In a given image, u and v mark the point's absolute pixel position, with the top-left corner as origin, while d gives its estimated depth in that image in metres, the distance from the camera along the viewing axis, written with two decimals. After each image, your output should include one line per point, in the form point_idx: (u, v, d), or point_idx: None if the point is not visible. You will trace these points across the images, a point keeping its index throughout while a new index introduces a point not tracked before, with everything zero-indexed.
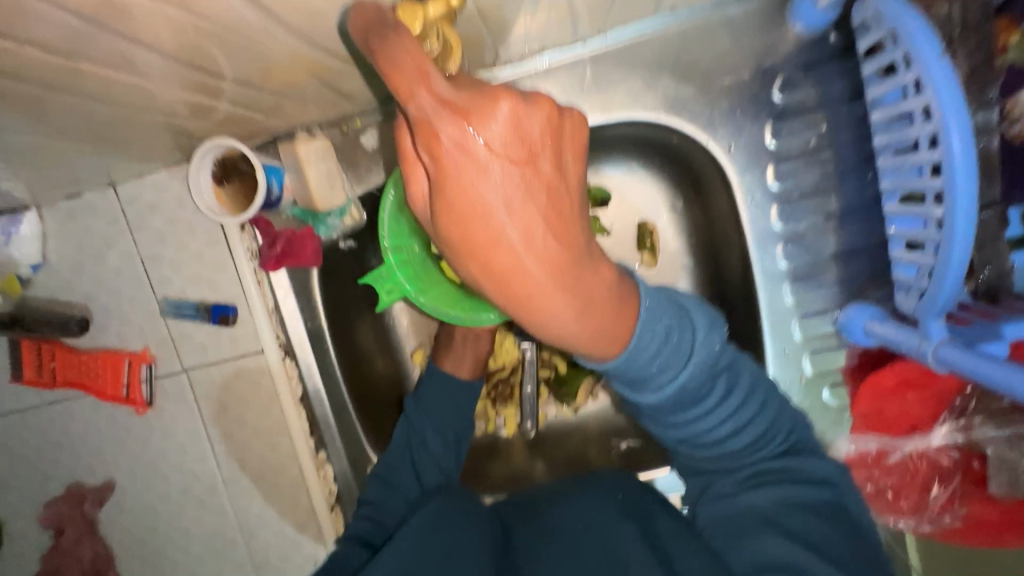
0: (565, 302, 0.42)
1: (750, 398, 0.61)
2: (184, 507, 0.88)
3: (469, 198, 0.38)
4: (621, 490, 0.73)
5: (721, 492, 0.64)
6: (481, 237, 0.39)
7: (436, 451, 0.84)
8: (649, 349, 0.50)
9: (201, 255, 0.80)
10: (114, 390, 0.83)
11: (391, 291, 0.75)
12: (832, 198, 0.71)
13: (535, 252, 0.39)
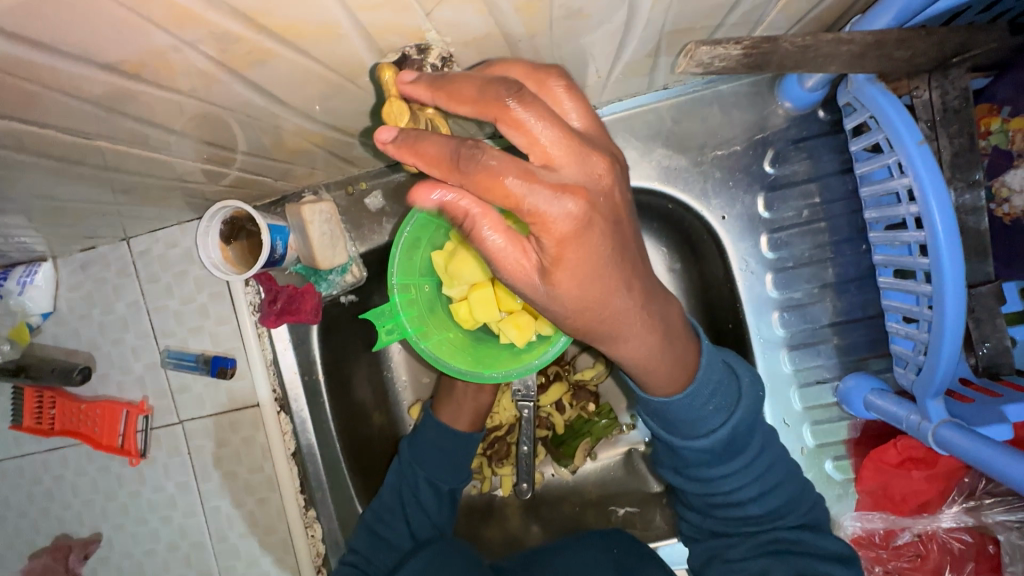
0: (647, 333, 0.52)
1: (777, 466, 0.63)
2: (169, 563, 0.86)
3: (575, 265, 0.43)
4: (615, 544, 0.82)
5: (731, 564, 0.63)
6: (595, 300, 0.46)
7: (429, 512, 0.85)
8: (704, 396, 0.58)
9: (205, 308, 0.82)
10: (110, 440, 0.83)
11: (391, 330, 0.71)
12: (828, 268, 0.71)
13: (629, 296, 0.48)
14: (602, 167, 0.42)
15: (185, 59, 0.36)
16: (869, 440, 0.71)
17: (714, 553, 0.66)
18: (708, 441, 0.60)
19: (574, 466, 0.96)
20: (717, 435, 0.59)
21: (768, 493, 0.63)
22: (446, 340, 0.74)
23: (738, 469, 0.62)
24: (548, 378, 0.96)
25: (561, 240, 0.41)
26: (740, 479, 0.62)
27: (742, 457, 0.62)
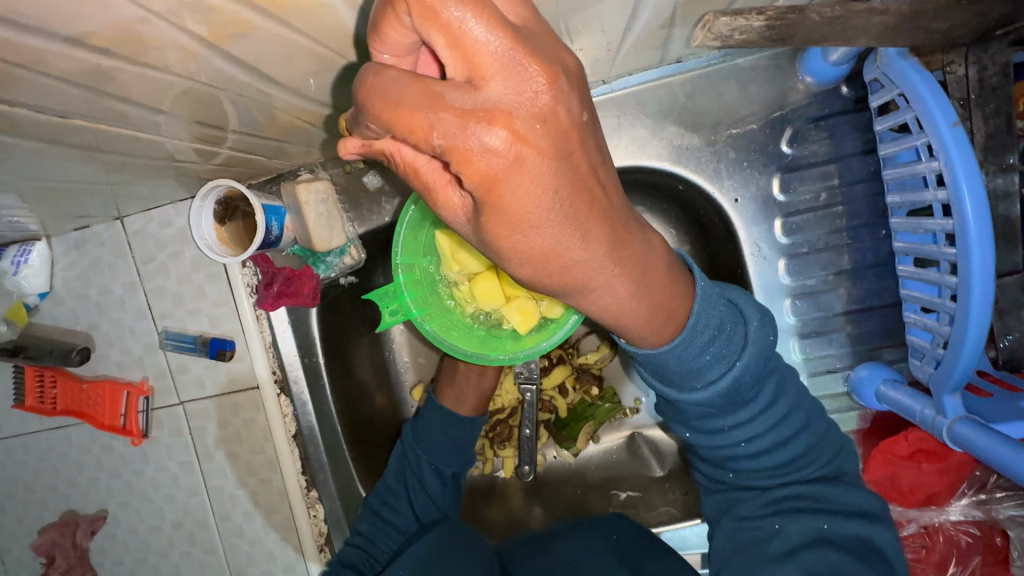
0: (623, 283, 0.44)
1: (791, 417, 0.60)
2: (174, 540, 0.87)
3: (514, 208, 0.35)
4: (616, 531, 0.82)
5: (746, 524, 0.62)
6: (543, 248, 0.39)
7: (432, 492, 0.85)
8: (701, 347, 0.53)
9: (202, 289, 0.80)
10: (112, 420, 0.83)
11: (394, 312, 0.69)
12: (844, 254, 0.68)
13: (590, 247, 0.40)
14: (561, 63, 0.33)
15: (158, 32, 0.34)
16: (878, 432, 0.70)
17: (729, 504, 0.65)
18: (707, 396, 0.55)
19: (576, 449, 0.96)
20: (717, 388, 0.55)
21: (780, 441, 0.60)
22: (451, 322, 0.72)
23: (745, 419, 0.59)
24: (551, 361, 0.95)
25: (493, 182, 0.34)
26: (748, 427, 0.59)
27: (746, 410, 0.58)
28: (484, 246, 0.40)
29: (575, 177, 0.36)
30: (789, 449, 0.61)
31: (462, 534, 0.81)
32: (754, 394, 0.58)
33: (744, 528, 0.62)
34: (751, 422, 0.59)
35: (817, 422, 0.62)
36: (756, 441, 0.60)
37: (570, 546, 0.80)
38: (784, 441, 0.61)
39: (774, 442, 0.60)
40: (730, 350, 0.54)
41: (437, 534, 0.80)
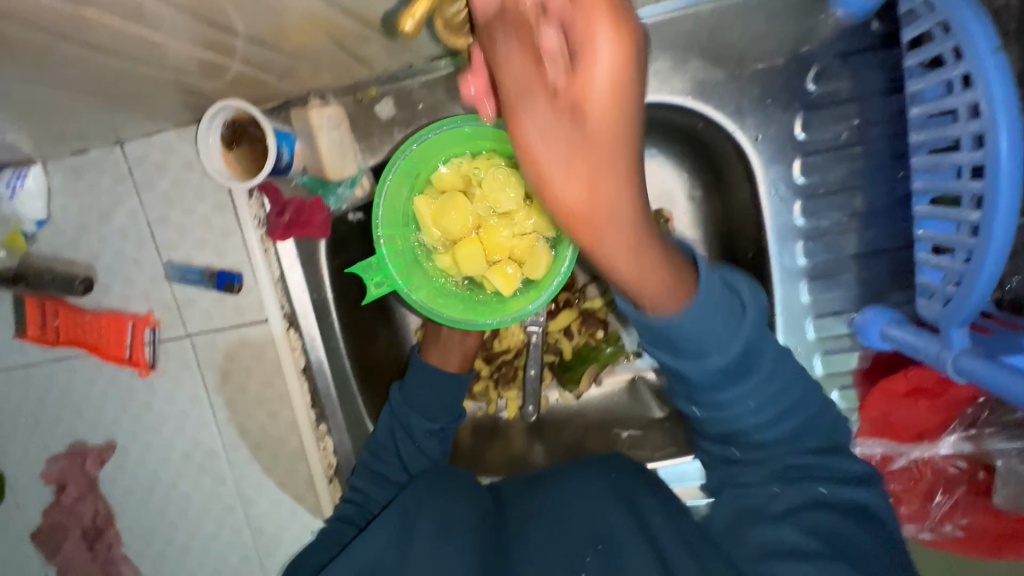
0: (632, 244, 0.43)
1: (788, 390, 0.60)
2: (183, 471, 0.88)
3: (557, 94, 0.37)
4: (613, 470, 0.72)
5: (745, 491, 0.62)
6: (565, 160, 0.38)
7: (421, 441, 0.83)
8: (709, 313, 0.52)
9: (207, 220, 0.79)
10: (118, 351, 0.83)
11: (381, 283, 0.70)
12: (859, 197, 0.68)
13: (609, 189, 0.39)
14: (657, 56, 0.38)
15: None
16: (878, 371, 0.72)
17: (727, 478, 0.64)
18: (709, 360, 0.54)
19: (579, 391, 0.98)
20: (731, 355, 0.54)
21: (782, 415, 0.60)
22: (437, 290, 0.73)
23: (751, 383, 0.58)
24: (557, 305, 0.96)
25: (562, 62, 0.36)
26: (751, 396, 0.58)
27: (749, 380, 0.57)
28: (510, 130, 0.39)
29: (627, 129, 0.38)
30: (792, 423, 0.61)
31: (447, 465, 0.79)
32: (758, 363, 0.58)
33: (744, 494, 0.62)
34: (755, 392, 0.58)
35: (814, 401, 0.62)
36: (758, 413, 0.60)
37: (563, 484, 0.73)
38: (789, 416, 0.61)
39: (780, 415, 0.60)
40: (733, 323, 0.54)
41: (426, 472, 0.77)
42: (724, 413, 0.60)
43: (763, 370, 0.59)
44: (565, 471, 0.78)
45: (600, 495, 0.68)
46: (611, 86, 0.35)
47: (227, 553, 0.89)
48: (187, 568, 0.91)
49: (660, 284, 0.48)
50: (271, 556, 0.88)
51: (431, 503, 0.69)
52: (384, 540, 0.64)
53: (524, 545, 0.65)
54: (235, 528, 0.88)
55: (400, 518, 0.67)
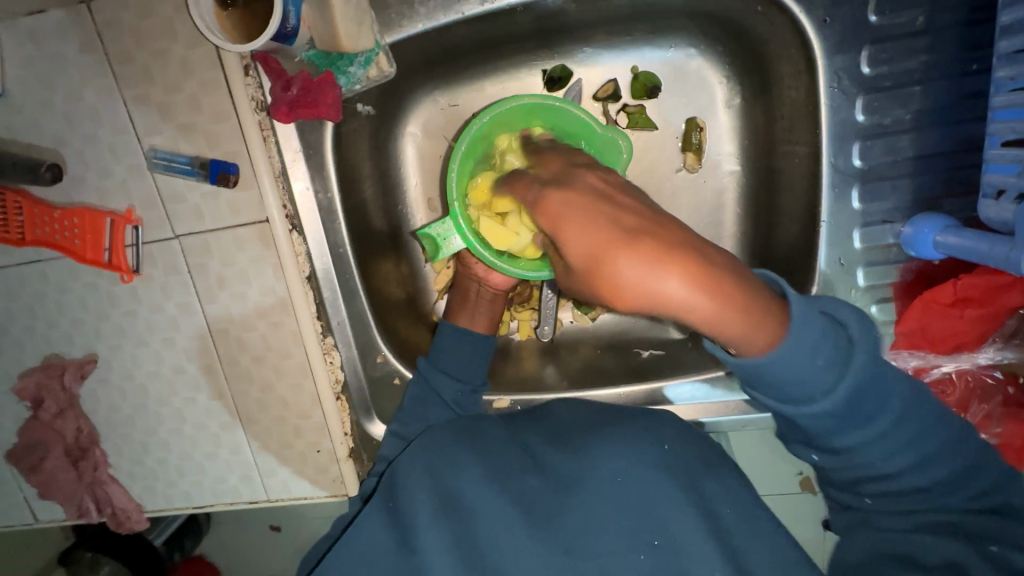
0: (695, 288, 0.45)
1: (924, 432, 0.55)
2: (176, 386, 0.81)
3: (586, 251, 0.48)
4: (666, 440, 0.69)
5: (882, 533, 0.57)
6: (614, 277, 0.46)
7: (451, 399, 0.81)
8: (810, 354, 0.50)
9: (197, 101, 0.69)
10: (95, 253, 0.74)
11: (450, 240, 0.73)
12: (920, 93, 0.65)
13: (674, 281, 0.44)
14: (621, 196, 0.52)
15: None
16: (920, 283, 0.69)
17: (860, 520, 0.59)
18: (843, 403, 0.52)
19: (594, 312, 0.93)
20: (836, 398, 0.51)
21: (906, 448, 0.55)
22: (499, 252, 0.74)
23: (872, 434, 0.54)
24: None
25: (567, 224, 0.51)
26: (878, 446, 0.55)
27: (873, 431, 0.54)
28: (572, 248, 0.50)
29: (653, 224, 0.48)
30: (920, 455, 0.56)
31: (471, 429, 0.76)
32: (882, 410, 0.54)
33: (883, 540, 0.57)
34: (885, 442, 0.55)
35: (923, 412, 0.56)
36: (891, 462, 0.55)
37: (600, 453, 0.68)
38: (921, 467, 0.56)
39: (908, 467, 0.56)
40: (841, 357, 0.51)
41: (428, 437, 0.74)
42: (854, 468, 0.57)
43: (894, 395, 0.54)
44: (600, 420, 0.73)
45: (643, 470, 0.66)
46: (623, 258, 0.45)
47: (226, 473, 0.85)
48: (183, 488, 0.86)
49: (735, 326, 0.47)
50: (273, 475, 0.84)
51: (444, 476, 0.71)
52: (425, 510, 0.68)
53: (558, 520, 0.66)
54: (234, 448, 0.83)
55: (433, 478, 0.71)
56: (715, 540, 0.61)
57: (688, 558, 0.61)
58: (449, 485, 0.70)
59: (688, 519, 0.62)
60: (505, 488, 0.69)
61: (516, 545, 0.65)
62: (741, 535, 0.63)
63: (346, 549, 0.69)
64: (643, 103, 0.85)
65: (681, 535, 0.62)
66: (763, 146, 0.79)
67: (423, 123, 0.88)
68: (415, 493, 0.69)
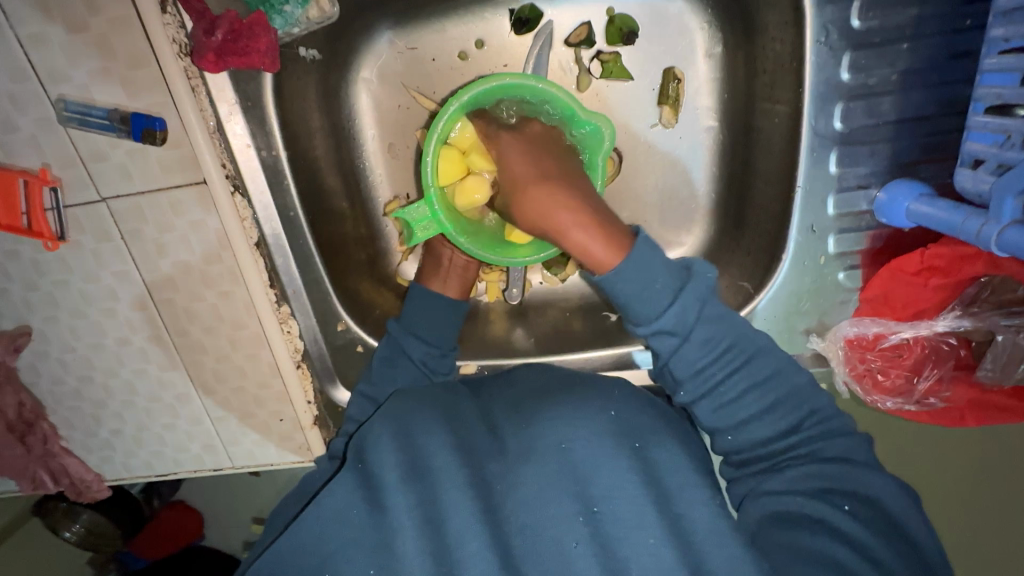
0: (579, 221, 0.62)
1: (779, 379, 0.60)
2: (124, 359, 0.76)
3: (534, 217, 0.65)
4: (614, 406, 0.64)
5: (773, 495, 0.57)
6: (535, 215, 0.64)
7: (418, 359, 0.77)
8: (633, 274, 0.57)
9: (108, 43, 0.60)
10: (9, 217, 0.65)
11: (426, 226, 0.70)
12: (908, 50, 0.63)
13: (571, 226, 0.62)
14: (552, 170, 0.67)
15: None
16: (888, 251, 0.70)
17: (750, 485, 0.60)
18: (680, 331, 0.58)
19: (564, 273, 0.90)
20: (666, 317, 0.57)
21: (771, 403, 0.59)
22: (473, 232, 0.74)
23: (754, 390, 0.59)
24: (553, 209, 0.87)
25: (531, 198, 0.65)
26: (751, 407, 0.59)
27: (729, 385, 0.59)
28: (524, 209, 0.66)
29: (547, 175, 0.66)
30: (778, 394, 0.59)
31: (443, 396, 0.70)
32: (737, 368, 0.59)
33: (773, 500, 0.57)
34: (745, 390, 0.59)
35: (781, 377, 0.60)
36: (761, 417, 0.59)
37: (550, 419, 0.63)
38: (775, 405, 0.59)
39: (765, 408, 0.59)
40: (668, 289, 0.57)
41: (401, 400, 0.69)
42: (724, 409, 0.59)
43: (779, 362, 0.60)
44: (559, 386, 0.68)
45: (596, 436, 0.61)
46: (541, 223, 0.65)
47: (187, 443, 0.81)
48: (143, 458, 0.83)
49: (581, 233, 0.61)
50: (237, 443, 0.81)
51: (408, 438, 0.64)
52: (392, 475, 0.61)
53: (509, 489, 0.60)
54: (193, 417, 0.79)
55: (398, 437, 0.64)
56: (657, 509, 0.56)
57: (625, 530, 0.56)
58: (413, 449, 0.63)
59: (627, 488, 0.58)
60: (465, 456, 0.63)
61: (462, 514, 0.59)
62: (683, 501, 0.58)
63: (312, 513, 0.61)
64: (618, 49, 0.78)
65: (625, 501, 0.57)
66: (740, 100, 0.75)
67: (376, 67, 0.81)
68: (385, 454, 0.63)
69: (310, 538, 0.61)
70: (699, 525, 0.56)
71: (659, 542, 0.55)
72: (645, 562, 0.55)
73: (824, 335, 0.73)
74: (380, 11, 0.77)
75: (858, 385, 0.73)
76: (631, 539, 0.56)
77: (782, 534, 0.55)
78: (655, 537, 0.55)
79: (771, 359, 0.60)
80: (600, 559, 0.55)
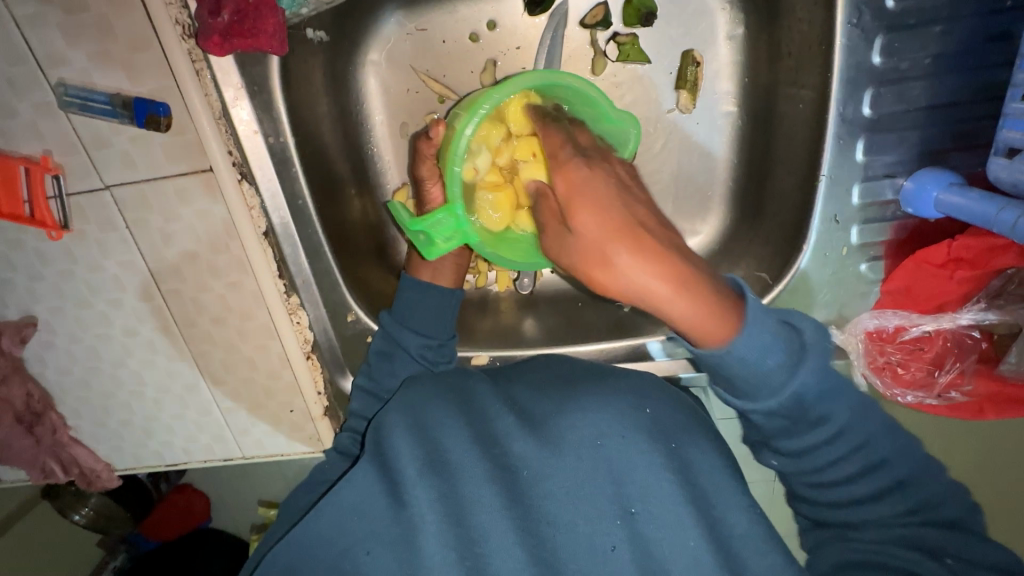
0: (665, 275, 0.48)
1: (876, 438, 0.53)
2: (131, 349, 0.75)
3: (591, 260, 0.50)
4: (648, 403, 0.62)
5: (856, 544, 0.52)
6: (595, 260, 0.50)
7: (417, 355, 0.75)
8: (756, 341, 0.49)
9: (109, 23, 0.58)
10: (11, 207, 0.63)
11: (449, 237, 0.62)
12: (943, 32, 0.60)
13: (649, 275, 0.48)
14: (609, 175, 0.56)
15: None
16: (911, 241, 0.68)
17: (829, 532, 0.54)
18: (806, 399, 0.50)
19: None
20: (785, 393, 0.50)
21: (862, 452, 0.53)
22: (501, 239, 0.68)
23: (840, 458, 0.53)
24: None
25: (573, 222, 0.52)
26: (831, 451, 0.52)
27: (823, 449, 0.52)
28: (575, 241, 0.52)
29: (623, 220, 0.51)
30: (875, 455, 0.53)
31: (458, 382, 0.69)
32: (838, 422, 0.52)
33: (854, 549, 0.51)
34: (837, 448, 0.52)
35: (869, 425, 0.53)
36: (857, 477, 0.52)
37: (580, 411, 0.61)
38: (869, 474, 0.52)
39: (855, 471, 0.52)
40: (791, 352, 0.50)
41: (411, 390, 0.68)
42: (815, 478, 0.53)
43: (875, 418, 0.53)
44: (585, 376, 0.66)
45: (630, 432, 0.59)
46: (619, 278, 0.49)
47: (196, 433, 0.81)
48: (152, 448, 0.83)
49: (682, 303, 0.48)
50: (247, 434, 0.80)
51: (432, 428, 0.63)
52: (410, 467, 0.61)
53: (539, 483, 0.59)
54: (203, 408, 0.79)
55: (412, 432, 0.63)
56: (694, 510, 0.56)
57: (661, 529, 0.56)
58: (434, 444, 0.62)
59: (665, 486, 0.57)
60: (491, 449, 0.61)
61: (492, 511, 0.58)
62: (721, 504, 0.57)
63: (332, 504, 0.60)
64: (636, 31, 0.75)
65: (663, 500, 0.56)
66: (762, 84, 0.73)
67: (385, 49, 0.78)
68: (401, 447, 0.62)
69: (331, 529, 0.60)
70: (740, 530, 0.56)
71: (698, 543, 0.54)
72: (684, 564, 0.55)
73: (843, 327, 0.71)
74: None
75: (877, 378, 0.72)
76: (670, 541, 0.55)
77: (850, 575, 0.50)
78: (694, 540, 0.54)
79: (875, 414, 0.53)
80: (637, 560, 0.55)
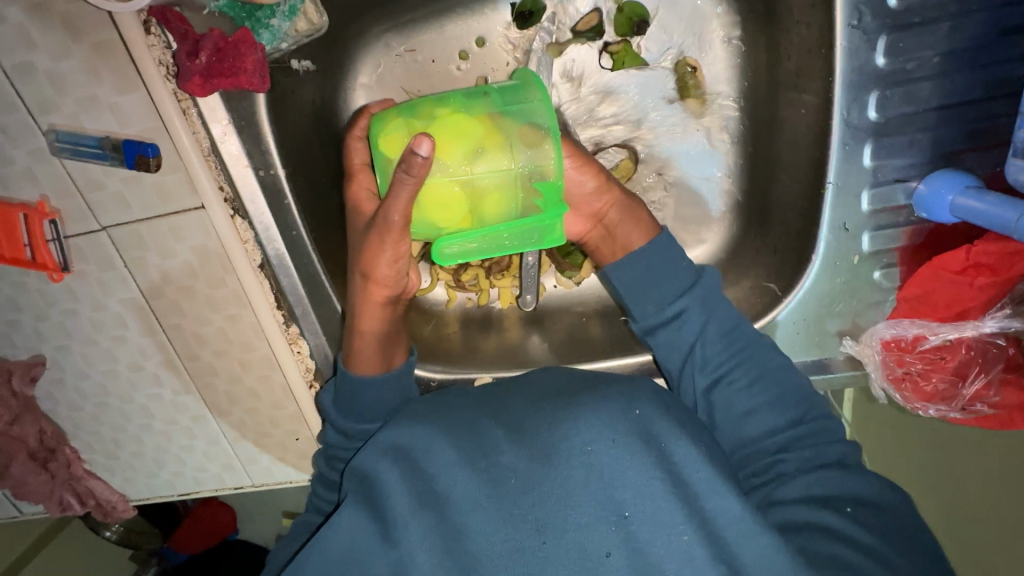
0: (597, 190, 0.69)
1: (793, 394, 0.64)
2: (137, 383, 0.75)
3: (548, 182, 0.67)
4: (638, 404, 0.61)
5: (783, 506, 0.58)
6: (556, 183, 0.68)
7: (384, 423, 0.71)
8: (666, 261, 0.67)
9: (96, 68, 0.58)
10: (13, 251, 0.64)
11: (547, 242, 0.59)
12: (952, 30, 0.57)
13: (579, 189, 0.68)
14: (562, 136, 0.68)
15: None
16: (927, 247, 0.65)
17: (762, 495, 0.61)
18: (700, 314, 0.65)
19: (579, 276, 0.88)
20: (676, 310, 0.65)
21: (756, 384, 0.64)
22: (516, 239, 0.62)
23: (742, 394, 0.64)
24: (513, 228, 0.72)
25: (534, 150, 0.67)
26: (750, 404, 0.63)
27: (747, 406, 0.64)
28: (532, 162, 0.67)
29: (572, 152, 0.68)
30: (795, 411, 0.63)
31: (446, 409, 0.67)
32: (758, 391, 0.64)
33: (782, 511, 0.58)
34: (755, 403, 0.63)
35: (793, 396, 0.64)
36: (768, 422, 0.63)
37: (571, 419, 0.59)
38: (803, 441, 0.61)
39: (779, 428, 0.63)
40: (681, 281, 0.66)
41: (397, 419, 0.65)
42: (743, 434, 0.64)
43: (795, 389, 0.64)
44: (578, 389, 0.63)
45: (620, 436, 0.57)
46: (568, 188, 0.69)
47: (206, 463, 0.81)
48: (164, 478, 0.83)
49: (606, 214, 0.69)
50: (255, 462, 0.80)
51: (415, 455, 0.62)
52: (400, 505, 0.59)
53: (527, 493, 0.57)
54: (210, 439, 0.79)
55: (397, 461, 0.62)
56: (683, 506, 0.55)
57: (654, 531, 0.55)
58: (421, 471, 0.61)
59: (655, 486, 0.55)
60: (479, 462, 0.60)
61: (486, 521, 0.57)
62: (714, 497, 0.56)
63: (317, 552, 0.60)
64: (629, 40, 0.73)
65: (649, 499, 0.55)
66: (761, 89, 0.71)
67: (375, 73, 0.78)
68: (389, 482, 0.61)
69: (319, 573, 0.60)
70: (728, 523, 0.55)
71: (693, 542, 0.54)
72: (680, 563, 0.54)
73: (858, 338, 0.69)
74: (377, 14, 0.74)
75: (897, 390, 0.68)
76: (660, 543, 0.54)
77: (816, 544, 0.54)
78: (687, 534, 0.54)
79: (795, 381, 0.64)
80: (633, 566, 0.54)
